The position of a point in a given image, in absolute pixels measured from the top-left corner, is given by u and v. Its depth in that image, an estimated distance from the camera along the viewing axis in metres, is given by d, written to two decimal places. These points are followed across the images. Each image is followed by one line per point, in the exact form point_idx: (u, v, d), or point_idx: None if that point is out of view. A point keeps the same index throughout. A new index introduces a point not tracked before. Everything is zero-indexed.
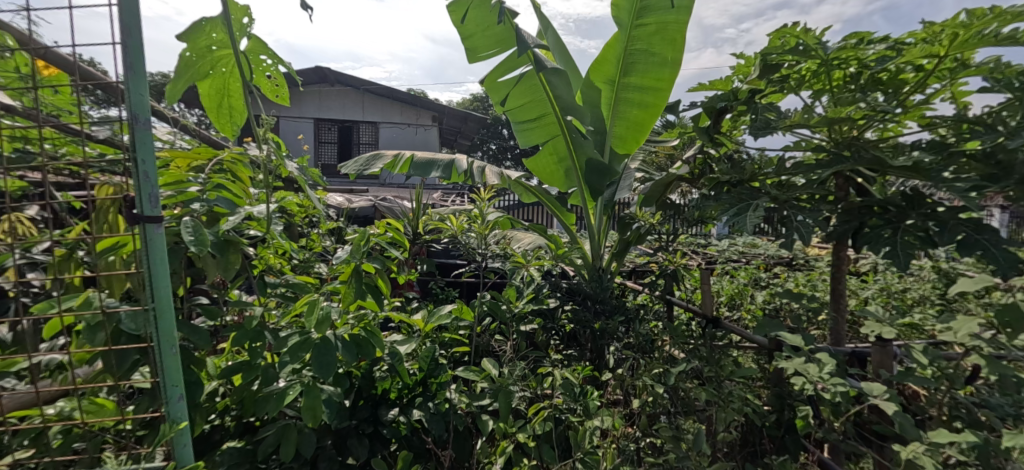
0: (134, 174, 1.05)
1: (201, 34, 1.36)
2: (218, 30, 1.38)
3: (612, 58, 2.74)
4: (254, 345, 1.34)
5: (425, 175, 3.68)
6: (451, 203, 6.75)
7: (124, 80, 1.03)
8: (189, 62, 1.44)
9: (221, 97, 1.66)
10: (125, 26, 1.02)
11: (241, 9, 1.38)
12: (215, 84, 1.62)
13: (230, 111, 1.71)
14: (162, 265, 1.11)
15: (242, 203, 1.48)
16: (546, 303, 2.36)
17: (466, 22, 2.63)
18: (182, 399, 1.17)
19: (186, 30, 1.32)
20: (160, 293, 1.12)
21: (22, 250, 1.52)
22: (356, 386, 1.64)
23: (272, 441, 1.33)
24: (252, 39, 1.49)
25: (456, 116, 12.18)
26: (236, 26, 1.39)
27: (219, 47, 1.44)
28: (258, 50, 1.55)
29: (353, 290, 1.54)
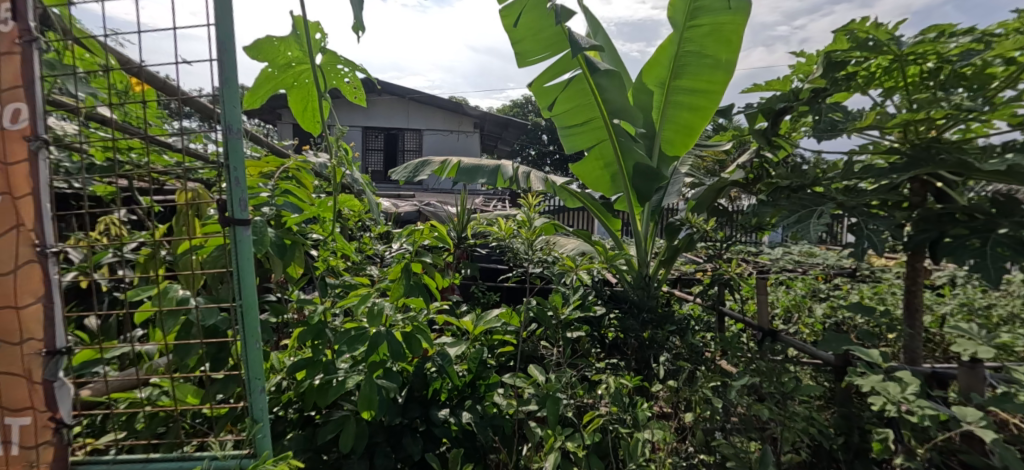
0: (226, 180, 1.10)
1: (277, 52, 1.48)
2: (294, 47, 1.48)
3: (664, 61, 2.67)
4: (316, 342, 1.41)
5: (471, 180, 3.74)
6: (491, 209, 6.82)
7: (219, 94, 1.10)
8: (273, 77, 1.57)
9: (306, 103, 1.76)
10: (220, 44, 1.08)
11: (312, 26, 1.46)
12: (302, 94, 1.73)
13: (314, 114, 1.81)
14: (250, 264, 1.13)
15: (308, 208, 1.57)
16: (592, 310, 2.33)
17: (519, 26, 2.65)
18: (264, 391, 1.18)
19: (260, 48, 1.43)
20: (246, 290, 1.14)
21: (114, 250, 1.67)
22: (409, 383, 1.66)
23: (332, 430, 1.36)
24: (328, 53, 1.57)
25: (498, 122, 12.30)
26: (311, 43, 1.48)
27: (297, 63, 1.54)
28: (332, 62, 1.62)
29: (403, 287, 1.63)
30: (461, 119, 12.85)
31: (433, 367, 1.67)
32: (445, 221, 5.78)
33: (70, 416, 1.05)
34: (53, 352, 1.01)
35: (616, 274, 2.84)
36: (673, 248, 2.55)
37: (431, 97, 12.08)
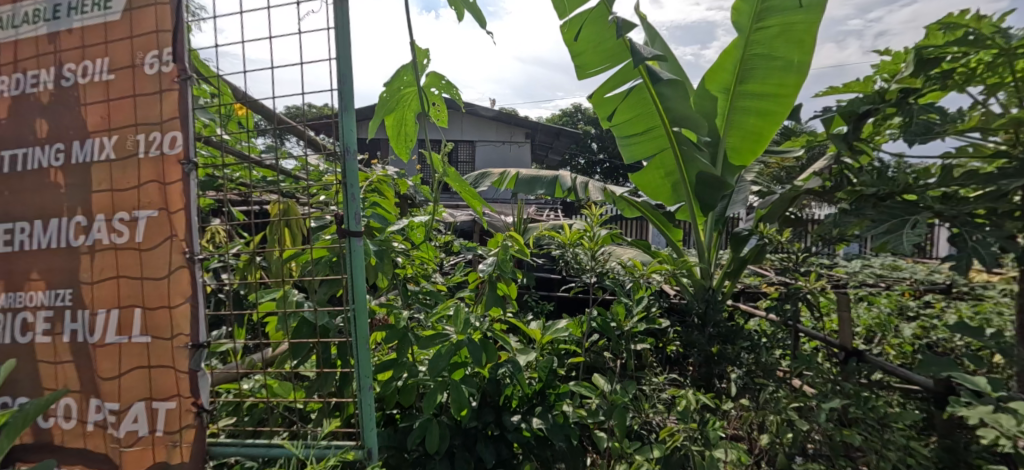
0: (341, 193, 0.98)
1: (397, 75, 1.60)
2: (409, 72, 1.60)
3: (728, 67, 2.60)
4: (401, 344, 1.46)
5: (529, 191, 3.79)
6: (544, 218, 6.85)
7: (337, 91, 0.98)
8: (384, 101, 1.70)
9: (402, 125, 1.86)
10: (338, 33, 0.95)
11: (425, 52, 1.57)
12: (397, 116, 1.84)
13: (408, 137, 1.90)
14: (363, 270, 1.00)
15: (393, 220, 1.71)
16: (656, 322, 2.28)
17: (580, 39, 2.68)
18: (373, 389, 1.05)
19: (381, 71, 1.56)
20: (359, 292, 1.01)
21: (217, 256, 1.87)
22: (483, 390, 1.71)
23: (417, 432, 1.42)
24: (432, 77, 1.68)
25: (551, 132, 12.34)
26: (421, 68, 1.59)
27: (408, 87, 1.66)
28: (433, 84, 1.73)
29: (489, 298, 1.64)
30: (513, 130, 13.04)
31: (504, 376, 1.70)
32: (500, 229, 5.86)
33: (210, 402, 0.95)
34: (196, 345, 0.93)
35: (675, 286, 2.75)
36: (739, 259, 2.46)
37: (485, 110, 12.36)
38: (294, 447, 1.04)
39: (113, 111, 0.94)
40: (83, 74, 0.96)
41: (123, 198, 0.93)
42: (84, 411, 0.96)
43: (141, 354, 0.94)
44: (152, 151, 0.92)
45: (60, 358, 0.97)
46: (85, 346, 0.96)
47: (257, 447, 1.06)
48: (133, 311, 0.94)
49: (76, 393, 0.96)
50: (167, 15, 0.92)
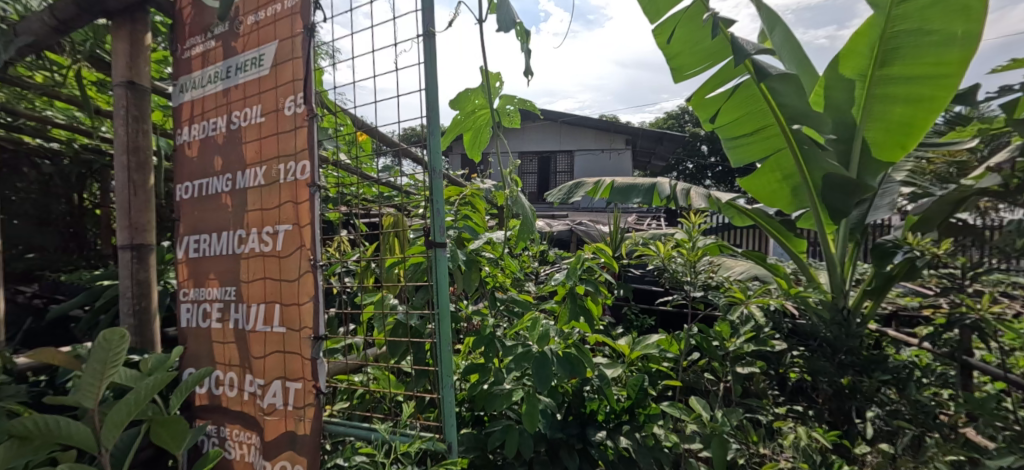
0: (426, 209, 1.09)
1: (468, 100, 1.72)
2: (479, 95, 1.71)
3: (863, 49, 2.25)
4: (488, 350, 1.53)
5: (626, 200, 3.71)
6: (644, 226, 6.61)
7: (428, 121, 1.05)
8: (460, 122, 1.86)
9: (477, 136, 1.99)
10: (426, 68, 0.99)
11: (495, 76, 1.65)
12: (474, 132, 1.96)
13: (480, 143, 2.03)
14: (446, 277, 1.09)
15: (482, 229, 1.83)
16: (772, 344, 2.08)
17: (674, 43, 2.59)
18: (454, 386, 1.12)
19: (456, 98, 1.71)
20: (443, 297, 1.09)
21: (343, 264, 2.12)
22: (567, 401, 1.73)
23: (498, 436, 1.46)
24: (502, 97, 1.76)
25: (652, 138, 11.86)
26: (493, 91, 1.68)
27: (481, 109, 1.77)
28: (507, 102, 1.83)
29: (569, 310, 1.68)
30: (612, 137, 12.79)
31: (588, 388, 1.73)
32: (596, 239, 5.77)
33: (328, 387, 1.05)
34: (316, 337, 1.03)
35: (801, 306, 2.42)
36: (885, 275, 2.13)
37: (582, 118, 12.35)
38: (380, 430, 1.15)
39: (264, 146, 1.15)
40: (245, 118, 1.20)
41: (269, 215, 1.13)
42: (242, 383, 1.19)
43: (279, 342, 1.11)
44: (290, 177, 1.08)
45: (226, 339, 1.22)
46: (242, 332, 1.19)
47: (361, 430, 1.19)
48: (274, 307, 1.12)
49: (236, 367, 1.20)
50: (300, 66, 1.09)
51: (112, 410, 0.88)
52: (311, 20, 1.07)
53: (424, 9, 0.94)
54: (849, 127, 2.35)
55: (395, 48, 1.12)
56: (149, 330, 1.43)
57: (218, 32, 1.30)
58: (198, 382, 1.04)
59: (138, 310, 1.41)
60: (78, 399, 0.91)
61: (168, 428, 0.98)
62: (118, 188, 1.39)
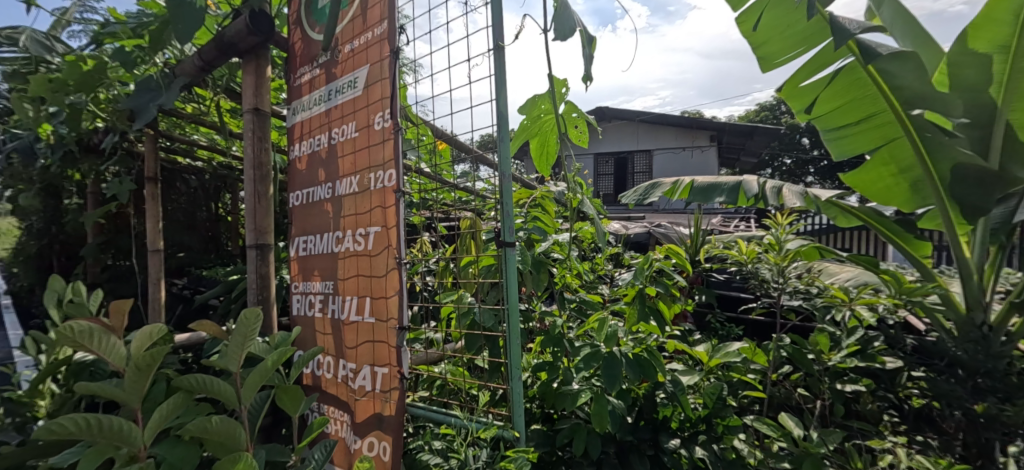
0: (497, 213, 1.16)
1: (536, 105, 1.79)
2: (546, 100, 1.77)
3: (1003, 16, 1.91)
4: (557, 350, 1.52)
5: (707, 200, 3.55)
6: (731, 229, 6.21)
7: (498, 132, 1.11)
8: (527, 127, 1.93)
9: (543, 146, 2.03)
10: (497, 84, 1.01)
11: (562, 82, 1.69)
12: (541, 138, 2.01)
13: (546, 154, 2.07)
14: (515, 275, 1.14)
15: (552, 231, 1.86)
16: (879, 361, 1.86)
17: (762, 29, 2.37)
18: (522, 377, 1.18)
19: (524, 104, 1.77)
20: (512, 296, 1.15)
21: (425, 265, 2.27)
22: (639, 404, 1.64)
23: (567, 433, 1.44)
24: (568, 104, 1.80)
25: (739, 134, 11.10)
26: (556, 96, 1.71)
27: (546, 114, 1.83)
28: (572, 111, 1.84)
29: (637, 312, 1.60)
30: (695, 134, 12.17)
31: (661, 393, 1.62)
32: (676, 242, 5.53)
33: (410, 373, 1.15)
34: (401, 327, 1.14)
35: (924, 319, 2.17)
36: None
37: (662, 116, 11.94)
38: (459, 416, 1.23)
39: (357, 159, 1.30)
40: (342, 134, 1.37)
41: (362, 218, 1.27)
42: (337, 366, 1.35)
43: (370, 332, 1.24)
44: (379, 185, 1.21)
45: (327, 330, 1.40)
46: (338, 322, 1.35)
47: (438, 413, 1.30)
48: (366, 301, 1.26)
49: (334, 352, 1.37)
50: (388, 86, 1.22)
51: (251, 373, 1.05)
52: (396, 44, 1.19)
53: (495, 24, 0.99)
54: (984, 109, 1.94)
55: (468, 64, 1.20)
56: (268, 318, 1.68)
57: (321, 61, 1.50)
58: (310, 360, 1.19)
59: (260, 300, 1.66)
60: (226, 362, 1.08)
61: (289, 400, 1.14)
62: (247, 199, 1.65)
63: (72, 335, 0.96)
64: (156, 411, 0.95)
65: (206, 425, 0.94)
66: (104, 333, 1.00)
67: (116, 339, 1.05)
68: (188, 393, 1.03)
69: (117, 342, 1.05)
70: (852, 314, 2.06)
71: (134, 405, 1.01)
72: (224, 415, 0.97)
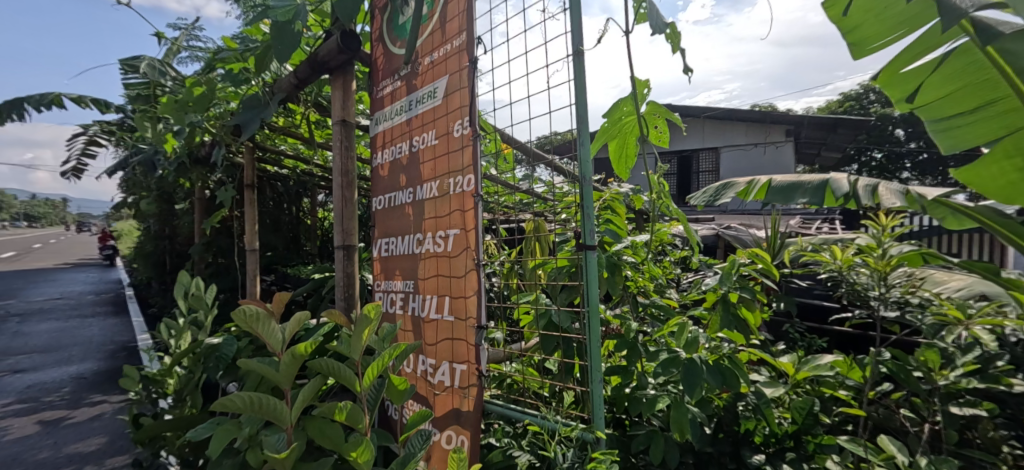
0: (579, 215, 1.12)
1: (618, 110, 1.60)
2: (629, 102, 1.58)
3: None
4: (631, 353, 1.45)
5: (788, 201, 3.31)
6: (807, 231, 5.74)
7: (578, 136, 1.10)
8: (606, 131, 1.75)
9: (623, 149, 1.84)
10: (576, 87, 1.02)
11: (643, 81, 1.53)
12: (620, 140, 1.82)
13: (627, 157, 1.87)
14: (597, 277, 1.12)
15: (624, 233, 1.82)
16: (1004, 383, 1.64)
17: (850, 11, 1.47)
18: (602, 381, 1.16)
19: (606, 110, 1.59)
20: (592, 298, 1.14)
21: (492, 266, 2.32)
22: (717, 415, 1.54)
23: (643, 440, 1.38)
24: (653, 104, 1.59)
25: (821, 128, 10.23)
26: (639, 97, 1.55)
27: (628, 117, 1.64)
28: (656, 108, 1.63)
29: (720, 319, 1.48)
30: (768, 130, 11.39)
31: (744, 405, 1.52)
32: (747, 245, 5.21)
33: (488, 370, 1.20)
34: (479, 326, 1.19)
35: None
36: None
37: (731, 111, 11.26)
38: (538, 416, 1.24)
39: (437, 165, 1.37)
40: (423, 142, 1.45)
41: (442, 221, 1.33)
42: (417, 361, 1.42)
43: (449, 329, 1.30)
44: (459, 188, 1.26)
45: (408, 327, 1.48)
46: (419, 319, 1.43)
47: (514, 411, 1.32)
48: (446, 299, 1.32)
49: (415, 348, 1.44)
50: (467, 94, 1.27)
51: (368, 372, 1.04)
52: (474, 54, 1.24)
53: (574, 28, 1.01)
54: None
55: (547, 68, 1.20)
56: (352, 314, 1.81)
57: (402, 73, 1.59)
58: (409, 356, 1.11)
59: (347, 297, 1.80)
60: (352, 352, 1.08)
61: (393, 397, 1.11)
62: (335, 203, 1.79)
63: (244, 317, 1.04)
64: (300, 394, 1.02)
65: (337, 407, 1.03)
66: (266, 318, 1.06)
67: (275, 324, 1.12)
68: (324, 376, 1.08)
69: (276, 327, 1.12)
70: (967, 336, 1.82)
71: (285, 387, 1.09)
72: (352, 404, 1.02)
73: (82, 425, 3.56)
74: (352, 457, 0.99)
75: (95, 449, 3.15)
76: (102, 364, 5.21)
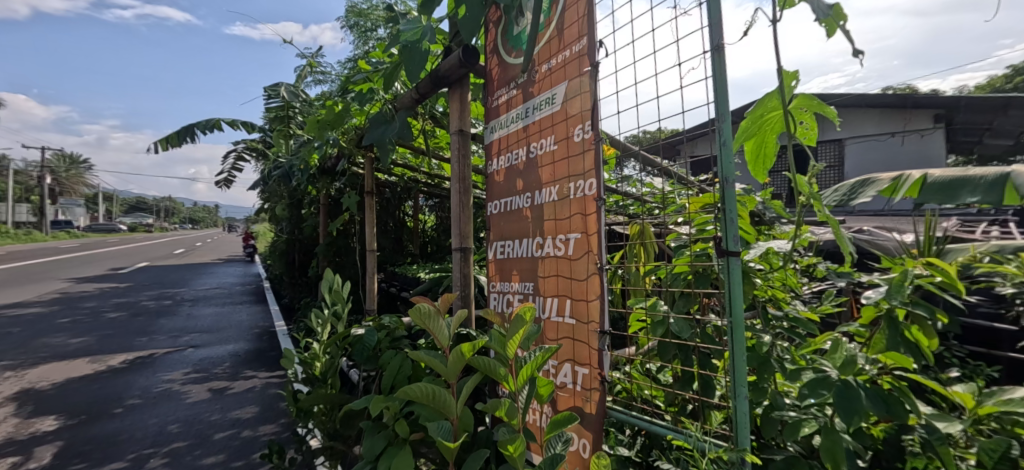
0: (719, 218, 0.98)
1: (761, 108, 1.25)
2: (776, 100, 1.22)
3: None
4: (764, 370, 1.33)
5: (952, 202, 2.81)
6: (963, 232, 4.83)
7: (716, 131, 0.96)
8: (743, 132, 1.37)
9: (760, 151, 1.43)
10: (716, 86, 0.96)
11: (792, 75, 1.17)
12: (758, 141, 1.41)
13: (764, 160, 1.45)
14: (741, 288, 0.95)
15: (751, 238, 1.62)
16: None
17: None
18: (747, 402, 0.98)
19: (749, 110, 1.27)
20: (736, 309, 0.97)
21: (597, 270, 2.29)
22: (875, 450, 1.30)
23: (781, 466, 1.19)
24: (805, 99, 1.21)
25: (985, 110, 8.53)
26: (787, 94, 1.19)
27: (773, 115, 1.27)
28: (807, 104, 1.23)
29: (886, 340, 1.26)
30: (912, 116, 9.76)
31: (913, 440, 1.25)
32: (882, 249, 4.52)
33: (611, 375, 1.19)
34: (602, 331, 1.19)
35: None
36: None
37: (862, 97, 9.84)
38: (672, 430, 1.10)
39: (556, 169, 1.40)
40: (542, 147, 1.48)
41: (562, 224, 1.36)
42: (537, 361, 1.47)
43: (569, 331, 1.32)
44: (580, 194, 1.27)
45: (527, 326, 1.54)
46: (537, 319, 1.47)
47: (641, 420, 1.22)
48: (565, 301, 1.34)
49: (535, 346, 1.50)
50: (589, 100, 1.27)
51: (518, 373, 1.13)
52: (595, 59, 1.24)
53: (713, 24, 0.96)
54: None
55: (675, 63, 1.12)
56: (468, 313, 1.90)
57: (519, 81, 1.64)
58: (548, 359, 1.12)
59: (463, 296, 1.90)
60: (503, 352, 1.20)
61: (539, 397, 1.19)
62: (454, 207, 1.91)
63: (419, 314, 1.25)
64: (463, 388, 1.20)
65: (496, 403, 1.12)
66: (436, 316, 1.26)
67: (443, 321, 1.30)
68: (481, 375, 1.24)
69: (443, 324, 1.30)
70: None
71: (451, 379, 1.26)
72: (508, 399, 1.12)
73: (241, 395, 4.22)
74: (507, 452, 1.06)
75: (252, 416, 3.71)
76: (251, 344, 6.11)
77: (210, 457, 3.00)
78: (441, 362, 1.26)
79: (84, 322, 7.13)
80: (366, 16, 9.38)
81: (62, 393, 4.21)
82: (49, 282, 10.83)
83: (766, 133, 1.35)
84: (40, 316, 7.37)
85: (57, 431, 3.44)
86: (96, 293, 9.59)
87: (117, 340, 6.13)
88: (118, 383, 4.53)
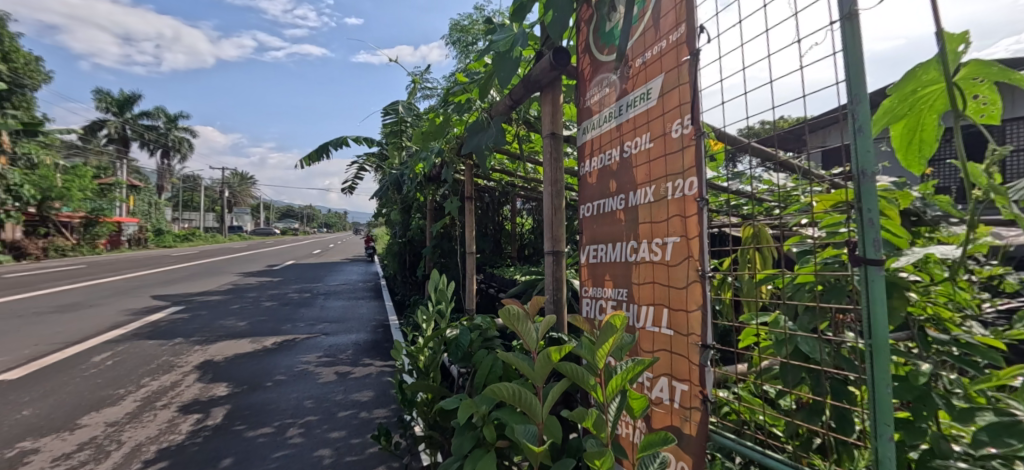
0: (854, 217, 0.82)
1: (912, 83, 1.02)
2: (935, 71, 0.98)
3: None
4: (922, 404, 1.08)
5: None
6: None
7: (849, 115, 0.80)
8: (889, 113, 1.13)
9: (913, 136, 1.18)
10: (846, 60, 0.80)
11: (959, 37, 0.93)
12: (912, 122, 1.16)
13: (920, 147, 1.19)
14: (885, 305, 0.78)
15: (903, 244, 1.30)
16: None
17: None
18: (893, 448, 0.79)
19: (893, 85, 1.04)
20: (878, 330, 0.79)
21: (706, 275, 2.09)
22: None
23: None
24: (978, 65, 0.96)
25: None
26: (949, 63, 0.95)
27: (931, 90, 1.02)
28: (981, 72, 0.97)
29: None
30: None
31: None
32: None
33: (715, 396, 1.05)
34: (705, 345, 1.06)
35: None
36: None
37: None
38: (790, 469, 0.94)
39: (652, 168, 1.29)
40: (636, 146, 1.39)
41: (659, 227, 1.25)
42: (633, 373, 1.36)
43: (667, 343, 1.21)
44: (679, 193, 1.16)
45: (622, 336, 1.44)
46: (633, 329, 1.37)
47: (753, 451, 1.05)
48: (662, 311, 1.23)
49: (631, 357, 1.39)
50: (688, 90, 1.16)
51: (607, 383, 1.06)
52: (695, 46, 1.12)
53: None
54: None
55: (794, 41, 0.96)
56: (560, 318, 1.85)
57: (612, 79, 1.56)
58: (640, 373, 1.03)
59: (555, 301, 1.86)
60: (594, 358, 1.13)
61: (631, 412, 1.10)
62: (545, 211, 1.87)
63: (508, 316, 1.26)
64: (549, 391, 1.16)
65: (585, 413, 1.06)
66: (526, 318, 1.26)
67: (532, 324, 1.29)
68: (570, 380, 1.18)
69: (532, 327, 1.28)
70: None
71: (538, 382, 1.23)
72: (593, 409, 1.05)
73: (361, 380, 4.65)
74: (595, 465, 1.01)
75: (368, 400, 4.05)
76: (370, 336, 6.71)
77: (336, 432, 3.34)
78: (529, 363, 1.24)
79: (246, 309, 8.48)
80: (469, 32, 9.93)
81: (230, 366, 5.03)
82: (223, 275, 13.11)
83: (922, 113, 1.10)
84: (218, 302, 8.92)
85: (226, 396, 4.11)
86: (256, 285, 11.36)
87: (268, 325, 7.17)
88: (267, 361, 5.28)
